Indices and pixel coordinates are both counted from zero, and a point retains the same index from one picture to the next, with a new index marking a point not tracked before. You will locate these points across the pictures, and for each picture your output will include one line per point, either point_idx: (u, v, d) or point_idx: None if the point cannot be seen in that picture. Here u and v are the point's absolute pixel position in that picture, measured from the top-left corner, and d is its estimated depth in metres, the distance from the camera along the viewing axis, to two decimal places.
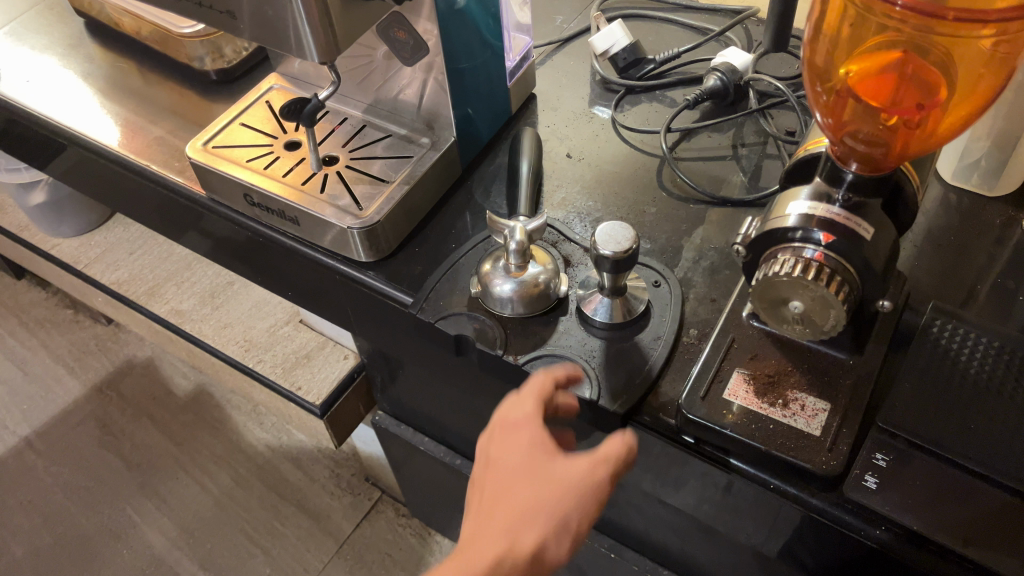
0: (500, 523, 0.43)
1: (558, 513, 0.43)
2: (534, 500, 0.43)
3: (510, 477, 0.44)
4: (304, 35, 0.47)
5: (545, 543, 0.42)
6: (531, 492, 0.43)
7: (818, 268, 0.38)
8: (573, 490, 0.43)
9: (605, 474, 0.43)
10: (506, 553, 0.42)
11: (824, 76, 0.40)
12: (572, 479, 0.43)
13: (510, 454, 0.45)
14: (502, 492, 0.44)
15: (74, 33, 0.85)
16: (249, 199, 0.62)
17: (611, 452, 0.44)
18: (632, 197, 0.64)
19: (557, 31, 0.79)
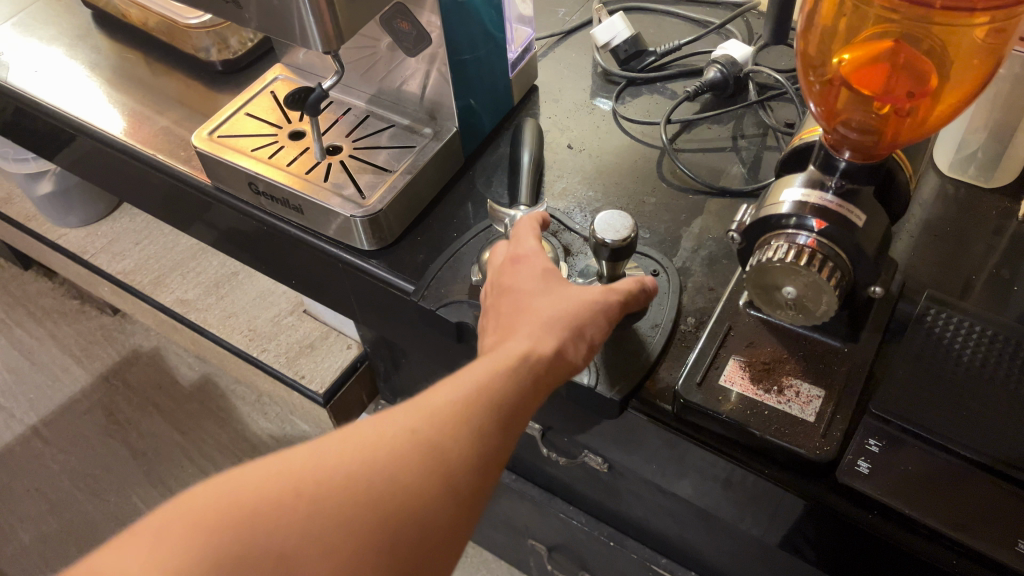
0: (525, 328, 0.45)
1: (577, 319, 0.45)
2: (558, 304, 0.46)
3: (530, 292, 0.47)
4: (308, 25, 0.48)
5: (569, 344, 0.45)
6: (555, 300, 0.46)
7: (811, 254, 0.38)
8: (590, 299, 0.47)
9: (614, 297, 0.48)
10: (534, 349, 0.43)
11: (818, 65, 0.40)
12: (585, 292, 0.47)
13: (527, 275, 0.48)
14: (524, 302, 0.46)
15: (81, 24, 0.86)
16: (254, 188, 0.63)
17: (620, 287, 0.49)
18: (632, 188, 0.65)
19: (560, 23, 0.80)
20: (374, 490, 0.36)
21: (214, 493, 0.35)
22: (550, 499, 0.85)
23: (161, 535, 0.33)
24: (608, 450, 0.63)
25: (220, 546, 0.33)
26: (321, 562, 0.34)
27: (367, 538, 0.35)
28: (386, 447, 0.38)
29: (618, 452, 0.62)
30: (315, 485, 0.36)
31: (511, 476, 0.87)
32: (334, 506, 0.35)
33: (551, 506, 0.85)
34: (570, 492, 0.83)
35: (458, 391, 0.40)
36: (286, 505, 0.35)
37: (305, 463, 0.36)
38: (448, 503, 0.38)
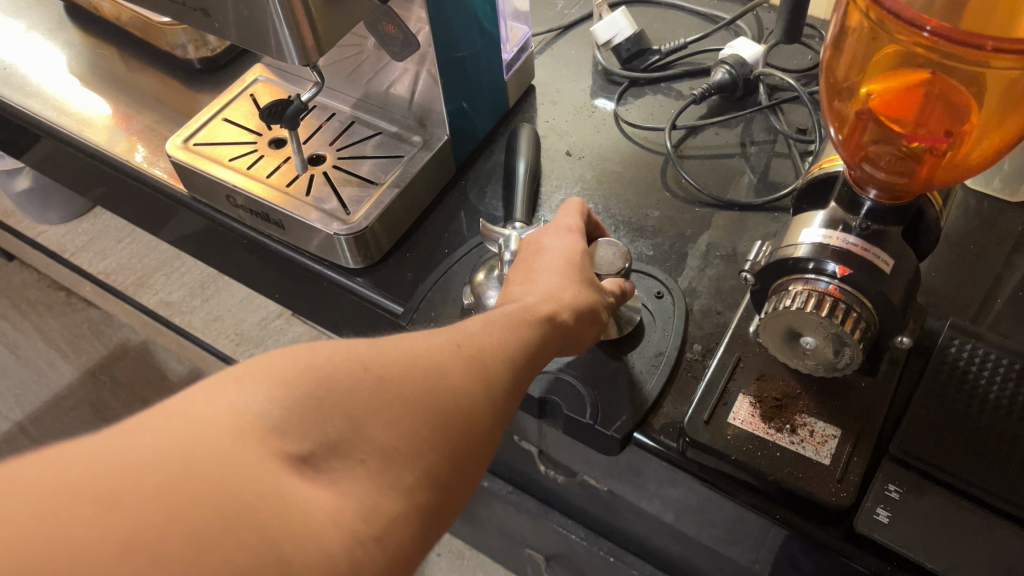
0: (552, 284, 0.44)
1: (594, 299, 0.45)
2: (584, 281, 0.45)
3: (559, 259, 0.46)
4: (283, 37, 0.44)
5: (590, 321, 0.44)
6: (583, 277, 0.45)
7: (833, 304, 0.35)
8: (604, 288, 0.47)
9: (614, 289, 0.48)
10: (559, 310, 0.42)
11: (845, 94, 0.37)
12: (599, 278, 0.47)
13: (559, 244, 0.47)
14: (552, 266, 0.46)
15: (54, 16, 0.81)
16: (233, 201, 0.59)
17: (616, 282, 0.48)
18: (634, 199, 0.61)
19: (558, 17, 0.75)
20: (434, 381, 0.33)
21: (283, 352, 0.31)
22: (546, 512, 0.82)
23: (239, 377, 0.29)
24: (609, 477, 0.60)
25: (297, 400, 0.29)
26: (387, 432, 0.31)
27: (427, 423, 0.32)
28: (443, 350, 0.35)
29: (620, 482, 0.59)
30: (382, 363, 0.32)
31: (507, 487, 0.84)
32: (399, 386, 0.32)
33: (548, 519, 0.82)
34: (568, 505, 0.80)
35: (498, 321, 0.39)
36: (353, 371, 0.31)
37: (368, 345, 0.33)
38: (494, 412, 0.35)
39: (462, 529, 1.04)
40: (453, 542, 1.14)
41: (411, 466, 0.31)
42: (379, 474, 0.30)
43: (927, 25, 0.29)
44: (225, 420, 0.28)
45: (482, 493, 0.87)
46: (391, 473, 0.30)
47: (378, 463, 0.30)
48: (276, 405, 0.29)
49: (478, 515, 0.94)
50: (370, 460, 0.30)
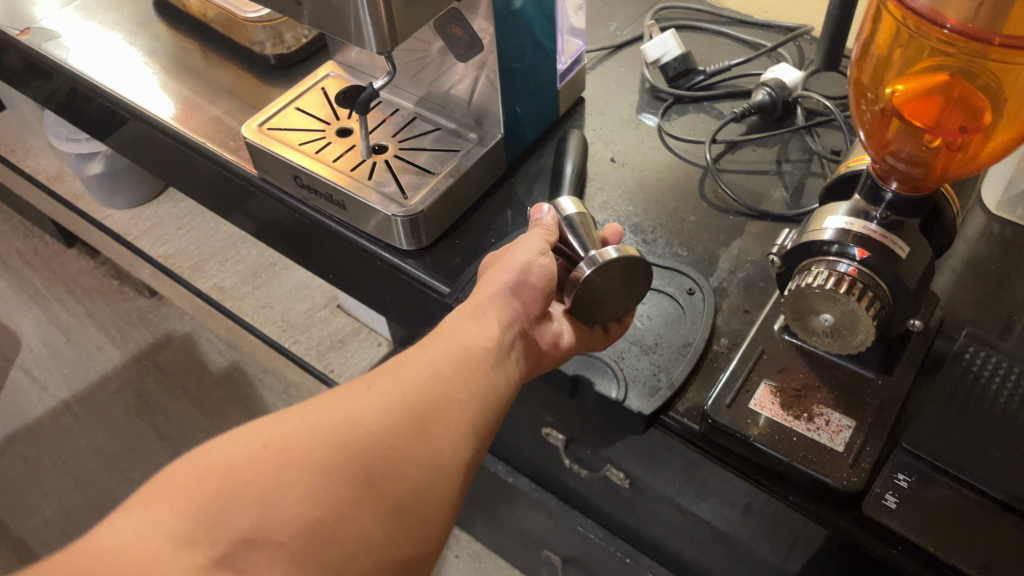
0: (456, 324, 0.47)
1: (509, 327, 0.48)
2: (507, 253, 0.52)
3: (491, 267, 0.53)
4: (363, 26, 0.49)
5: (521, 272, 0.50)
6: (506, 252, 0.52)
7: (851, 282, 0.38)
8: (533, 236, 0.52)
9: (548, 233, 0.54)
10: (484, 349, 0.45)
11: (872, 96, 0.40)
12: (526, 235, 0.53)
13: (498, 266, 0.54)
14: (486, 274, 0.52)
15: (142, 12, 0.88)
16: (299, 181, 0.64)
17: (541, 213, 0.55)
18: (672, 205, 0.65)
19: (610, 37, 0.80)
20: (347, 437, 0.38)
21: (193, 462, 0.38)
22: (567, 511, 0.85)
23: (148, 505, 0.36)
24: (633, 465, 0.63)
25: (198, 509, 0.36)
26: (301, 506, 0.36)
27: (345, 483, 0.37)
28: (362, 403, 0.40)
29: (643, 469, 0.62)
30: (287, 441, 0.38)
31: (531, 485, 0.87)
32: (306, 455, 0.38)
33: (568, 518, 0.84)
34: (590, 505, 0.83)
35: (423, 360, 0.44)
36: (258, 458, 0.37)
37: (280, 422, 0.39)
38: (430, 449, 0.40)
39: (483, 532, 1.06)
40: (472, 546, 1.16)
41: (336, 531, 0.36)
42: (301, 547, 0.36)
43: (947, 23, 0.33)
44: (146, 547, 0.35)
45: (507, 490, 0.90)
46: (313, 543, 0.36)
47: (300, 536, 0.36)
48: (183, 520, 0.36)
49: (499, 516, 0.97)
50: (291, 541, 0.36)
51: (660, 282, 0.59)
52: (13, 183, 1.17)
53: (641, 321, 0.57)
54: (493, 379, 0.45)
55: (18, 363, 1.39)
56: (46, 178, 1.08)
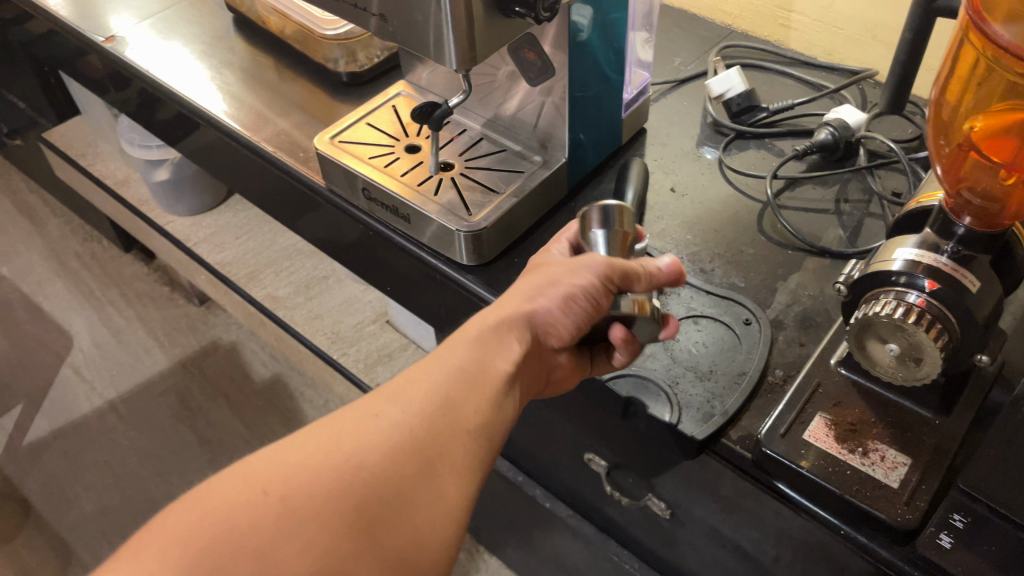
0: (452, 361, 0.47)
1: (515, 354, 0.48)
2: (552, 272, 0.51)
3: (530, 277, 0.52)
4: (446, 41, 0.51)
5: (563, 306, 0.49)
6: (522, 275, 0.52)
7: (920, 313, 0.39)
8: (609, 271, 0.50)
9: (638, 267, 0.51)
10: (482, 389, 0.46)
11: (952, 131, 0.41)
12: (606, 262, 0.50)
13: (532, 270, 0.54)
14: (521, 285, 0.52)
15: (221, 27, 0.91)
16: (366, 194, 0.66)
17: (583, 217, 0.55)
18: (731, 236, 0.66)
19: (674, 71, 0.81)
20: (349, 484, 0.40)
21: (184, 509, 0.38)
22: (604, 539, 0.84)
23: (135, 556, 0.36)
24: (679, 493, 0.63)
25: (192, 561, 0.36)
26: (305, 556, 0.37)
27: (348, 533, 0.38)
28: (360, 443, 0.41)
29: (690, 496, 0.62)
30: (287, 487, 0.39)
31: (568, 511, 0.87)
32: (308, 503, 0.38)
33: (604, 547, 0.84)
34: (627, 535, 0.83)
35: (418, 396, 0.44)
36: (258, 504, 0.38)
37: (275, 465, 0.40)
38: (432, 494, 0.41)
39: (514, 558, 1.06)
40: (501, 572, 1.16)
41: None
42: None
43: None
44: None
45: (543, 514, 0.90)
46: None
47: None
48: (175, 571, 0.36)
49: (533, 541, 0.97)
50: None
51: (717, 310, 0.60)
52: (80, 186, 1.21)
53: (697, 348, 0.57)
54: (488, 420, 0.45)
55: (68, 361, 1.42)
56: (113, 182, 1.12)
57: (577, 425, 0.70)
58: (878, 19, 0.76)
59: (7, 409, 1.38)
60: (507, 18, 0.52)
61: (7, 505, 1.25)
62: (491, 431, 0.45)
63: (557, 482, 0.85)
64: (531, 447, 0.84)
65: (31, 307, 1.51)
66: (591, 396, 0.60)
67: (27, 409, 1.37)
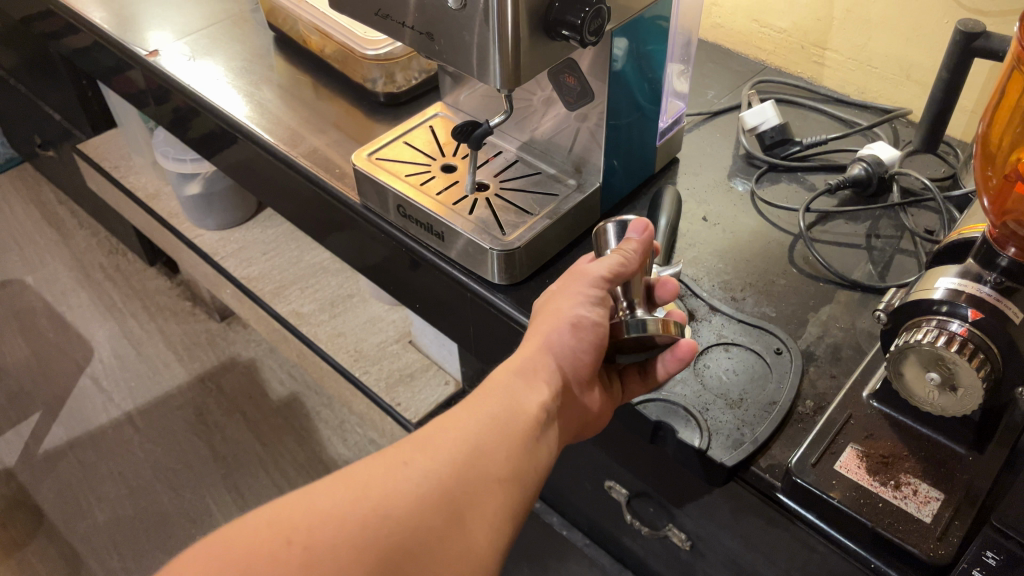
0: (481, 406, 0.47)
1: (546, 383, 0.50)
2: (562, 306, 0.51)
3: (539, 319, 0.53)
4: (492, 60, 0.52)
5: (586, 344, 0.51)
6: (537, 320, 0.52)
7: (962, 343, 0.41)
8: (598, 277, 0.51)
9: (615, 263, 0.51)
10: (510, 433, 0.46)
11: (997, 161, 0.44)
12: (595, 266, 0.51)
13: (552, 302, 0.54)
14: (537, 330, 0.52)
15: (261, 44, 0.93)
16: (401, 211, 0.67)
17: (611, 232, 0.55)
18: (763, 266, 0.66)
19: (707, 104, 0.82)
20: (372, 533, 0.40)
21: (207, 551, 0.39)
22: None
23: None
24: (701, 523, 0.63)
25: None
26: None
27: None
28: (390, 492, 0.41)
29: (713, 525, 0.61)
30: (311, 538, 0.39)
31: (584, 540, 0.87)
32: (331, 553, 0.39)
33: None
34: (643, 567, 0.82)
35: (450, 447, 0.44)
36: (281, 552, 0.38)
37: (302, 513, 0.40)
38: (456, 545, 0.42)
39: None
40: None
41: None
42: None
43: None
44: None
45: (558, 543, 0.89)
46: None
47: None
48: None
49: None
50: None
51: (748, 339, 0.60)
52: (111, 198, 1.23)
53: (727, 374, 0.57)
54: (516, 473, 0.45)
55: (88, 371, 1.43)
56: (144, 195, 1.14)
57: (601, 452, 0.69)
58: (912, 59, 0.77)
59: (25, 416, 1.38)
60: (551, 40, 0.53)
61: (20, 512, 1.25)
62: (519, 483, 0.45)
63: (575, 510, 0.85)
64: (550, 473, 0.84)
65: (54, 316, 1.52)
66: (619, 419, 0.60)
67: (44, 418, 1.37)
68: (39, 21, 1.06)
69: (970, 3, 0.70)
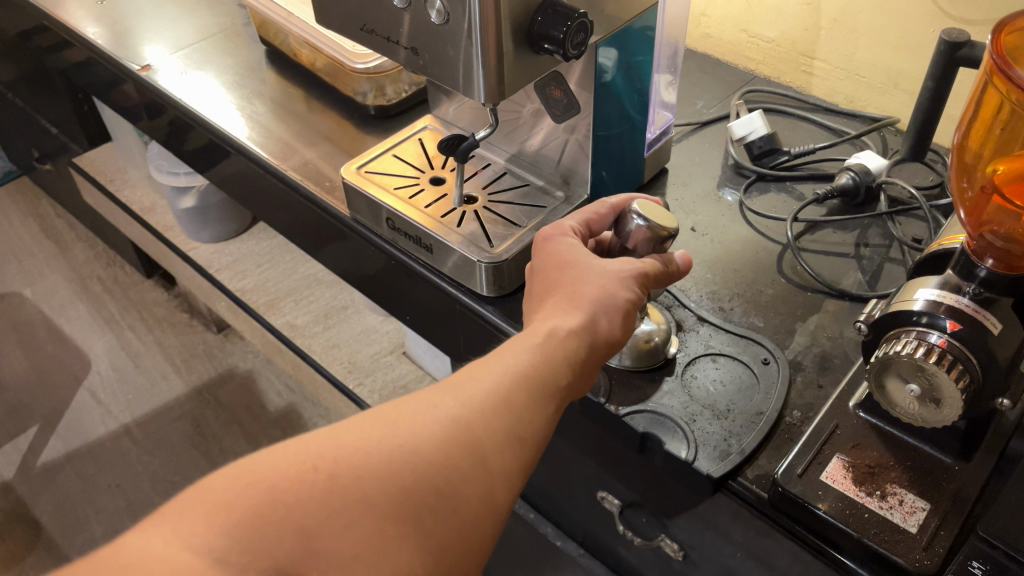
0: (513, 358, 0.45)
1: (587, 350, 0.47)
2: (613, 287, 0.49)
3: (581, 278, 0.50)
4: (476, 75, 0.53)
5: (621, 320, 0.48)
6: (584, 281, 0.49)
7: (940, 353, 0.42)
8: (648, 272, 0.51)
9: (659, 270, 0.52)
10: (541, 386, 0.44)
11: (974, 172, 0.45)
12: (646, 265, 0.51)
13: (584, 257, 0.51)
14: (578, 291, 0.49)
15: (254, 58, 0.93)
16: (390, 224, 0.67)
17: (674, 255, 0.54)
18: (751, 276, 0.66)
19: (697, 115, 0.83)
20: (398, 470, 0.38)
21: (236, 470, 0.37)
22: None
23: (181, 515, 0.36)
24: (692, 534, 0.62)
25: (240, 529, 0.35)
26: (343, 544, 0.37)
27: (388, 519, 0.37)
28: (417, 433, 0.40)
29: (703, 537, 0.61)
30: (336, 465, 0.38)
31: (580, 550, 0.87)
32: (355, 485, 0.37)
33: None
34: None
35: (480, 395, 0.42)
36: (307, 477, 0.37)
37: (328, 442, 0.39)
38: (477, 493, 0.40)
39: None
40: None
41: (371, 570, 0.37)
42: None
43: None
44: (170, 559, 0.34)
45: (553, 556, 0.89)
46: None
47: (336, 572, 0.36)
48: (216, 539, 0.35)
49: None
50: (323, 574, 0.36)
51: (735, 349, 0.60)
52: (107, 212, 1.23)
53: (714, 385, 0.57)
54: (543, 427, 0.43)
55: (86, 384, 1.43)
56: (139, 208, 1.14)
57: (591, 463, 0.69)
58: (898, 68, 0.77)
59: (23, 429, 1.38)
60: (536, 54, 0.54)
61: (19, 526, 1.25)
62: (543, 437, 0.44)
63: (569, 520, 0.85)
64: (545, 484, 0.84)
65: (52, 329, 1.52)
66: (607, 431, 0.60)
67: (42, 430, 1.38)
68: (36, 36, 1.07)
69: (955, 12, 0.70)
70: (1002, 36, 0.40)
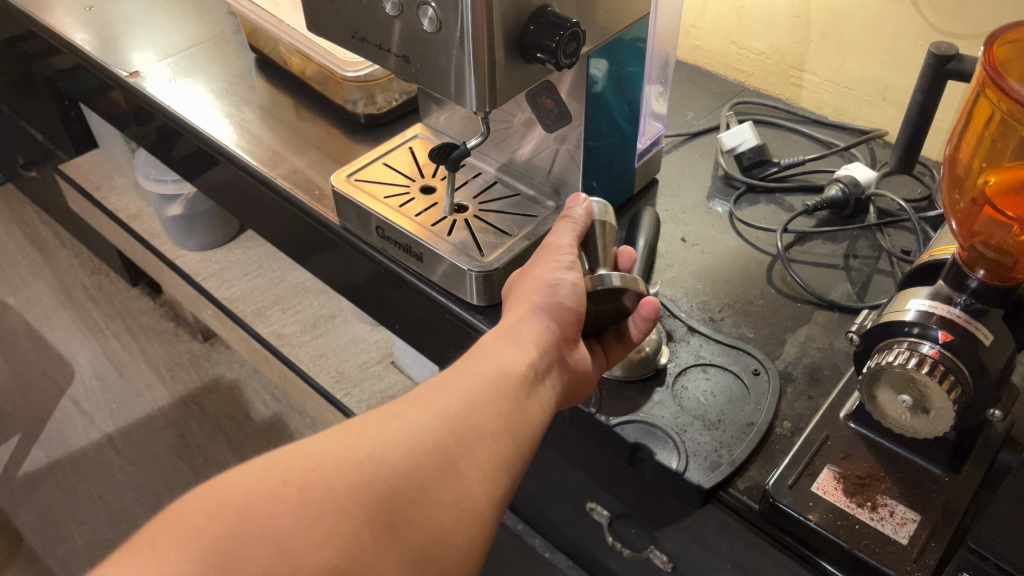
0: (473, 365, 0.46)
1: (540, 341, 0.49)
2: (542, 272, 0.52)
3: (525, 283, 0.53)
4: (467, 84, 0.52)
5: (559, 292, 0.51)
6: (524, 283, 0.53)
7: (932, 364, 0.42)
8: (569, 242, 0.54)
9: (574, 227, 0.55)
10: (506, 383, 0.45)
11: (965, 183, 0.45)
12: (562, 238, 0.54)
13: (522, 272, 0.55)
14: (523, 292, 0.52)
15: (243, 65, 0.93)
16: (380, 232, 0.67)
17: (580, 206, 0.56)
18: (741, 286, 0.66)
19: (687, 126, 0.83)
20: (369, 476, 0.38)
21: (209, 494, 0.37)
22: None
23: (152, 544, 0.35)
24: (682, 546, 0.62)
25: (214, 551, 0.34)
26: (322, 553, 0.36)
27: (365, 522, 0.37)
28: (384, 439, 0.40)
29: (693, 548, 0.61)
30: (306, 478, 0.38)
31: (568, 562, 0.86)
32: (328, 493, 0.37)
33: None
34: None
35: (443, 401, 0.43)
36: (278, 492, 0.37)
37: (298, 458, 0.39)
38: (452, 493, 0.40)
39: None
40: None
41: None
42: None
43: None
44: None
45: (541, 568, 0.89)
46: None
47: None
48: (191, 562, 0.34)
49: None
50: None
51: (726, 359, 0.60)
52: (93, 219, 1.22)
53: (705, 396, 0.57)
54: (512, 426, 0.44)
55: (68, 393, 1.41)
56: (126, 216, 1.13)
57: (580, 474, 0.69)
58: (887, 81, 0.77)
59: (5, 439, 1.37)
60: (528, 62, 0.53)
61: None
62: (513, 437, 0.44)
63: (557, 531, 0.85)
64: (533, 495, 0.83)
65: (36, 337, 1.51)
66: (597, 442, 0.60)
67: (24, 440, 1.36)
68: (23, 42, 1.06)
69: (945, 27, 0.70)
70: (994, 49, 0.40)
